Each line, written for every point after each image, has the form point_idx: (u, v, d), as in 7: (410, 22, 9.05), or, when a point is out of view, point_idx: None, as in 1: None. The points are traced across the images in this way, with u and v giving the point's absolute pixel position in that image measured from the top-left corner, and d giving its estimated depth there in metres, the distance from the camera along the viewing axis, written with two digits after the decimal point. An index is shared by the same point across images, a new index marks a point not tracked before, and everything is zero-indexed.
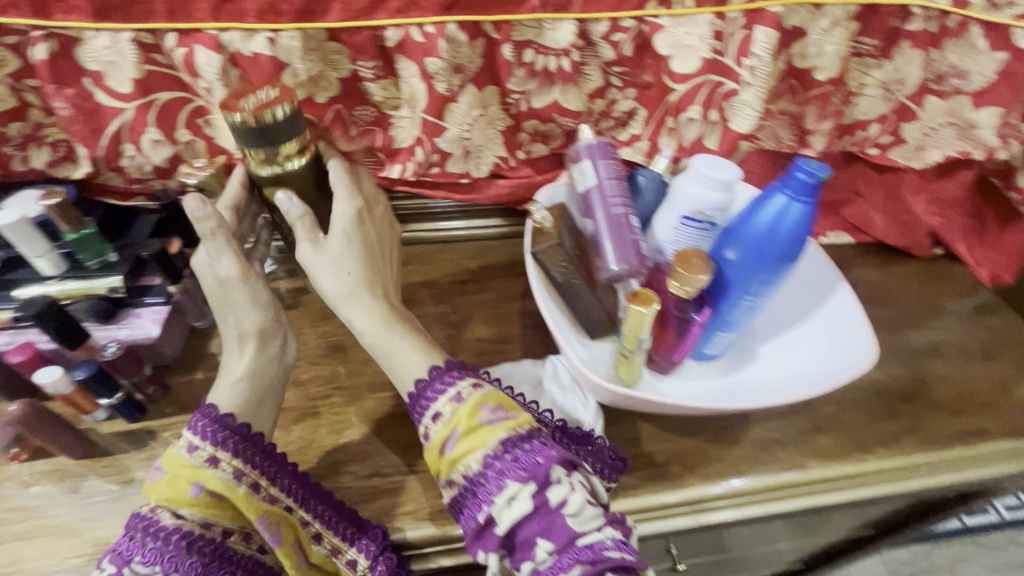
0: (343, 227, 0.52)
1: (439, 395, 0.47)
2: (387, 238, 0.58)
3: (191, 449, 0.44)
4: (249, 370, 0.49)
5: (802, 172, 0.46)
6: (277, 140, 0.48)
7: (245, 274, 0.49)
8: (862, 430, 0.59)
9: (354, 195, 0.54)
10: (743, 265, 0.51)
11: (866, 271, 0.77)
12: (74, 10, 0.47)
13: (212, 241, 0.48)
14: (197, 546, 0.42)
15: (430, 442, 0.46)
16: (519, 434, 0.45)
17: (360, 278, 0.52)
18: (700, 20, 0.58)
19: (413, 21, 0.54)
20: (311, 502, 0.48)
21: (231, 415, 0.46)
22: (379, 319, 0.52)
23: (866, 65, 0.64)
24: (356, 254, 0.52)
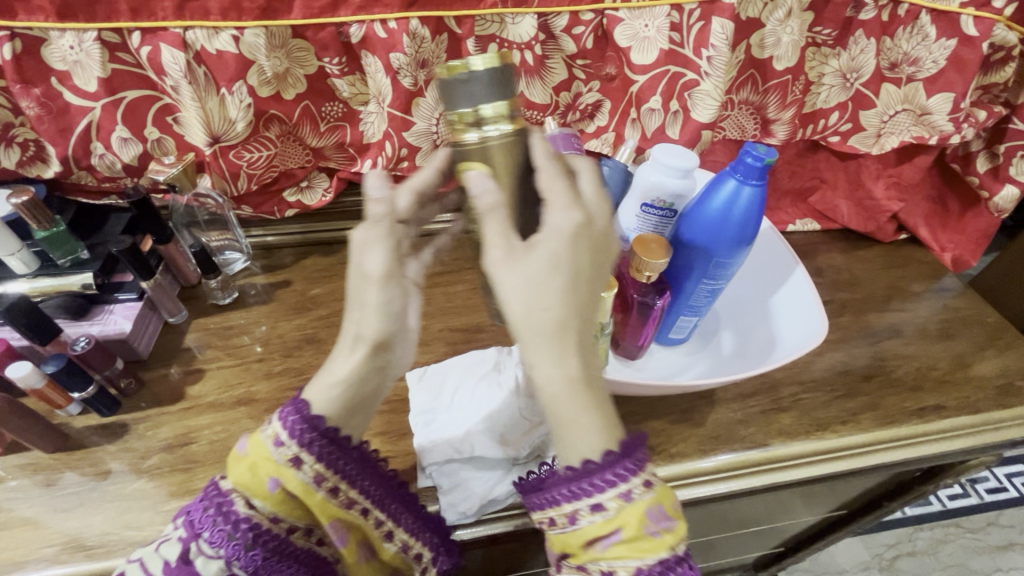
0: (553, 244, 0.38)
1: (608, 484, 0.37)
2: (604, 261, 0.41)
3: (277, 444, 0.39)
4: (352, 377, 0.43)
5: (749, 156, 0.48)
6: (476, 100, 0.38)
7: (387, 274, 0.43)
8: (823, 409, 0.61)
9: (573, 202, 0.39)
10: (698, 249, 0.53)
11: (832, 256, 0.79)
12: (38, 10, 0.48)
13: (370, 227, 0.43)
14: (261, 541, 0.39)
15: (580, 527, 0.38)
16: (678, 558, 0.37)
17: (556, 315, 0.37)
18: (658, 12, 0.59)
19: (376, 17, 0.55)
20: (387, 503, 0.46)
21: (322, 418, 0.41)
22: (562, 371, 0.38)
23: (823, 54, 0.66)
24: (559, 277, 0.37)
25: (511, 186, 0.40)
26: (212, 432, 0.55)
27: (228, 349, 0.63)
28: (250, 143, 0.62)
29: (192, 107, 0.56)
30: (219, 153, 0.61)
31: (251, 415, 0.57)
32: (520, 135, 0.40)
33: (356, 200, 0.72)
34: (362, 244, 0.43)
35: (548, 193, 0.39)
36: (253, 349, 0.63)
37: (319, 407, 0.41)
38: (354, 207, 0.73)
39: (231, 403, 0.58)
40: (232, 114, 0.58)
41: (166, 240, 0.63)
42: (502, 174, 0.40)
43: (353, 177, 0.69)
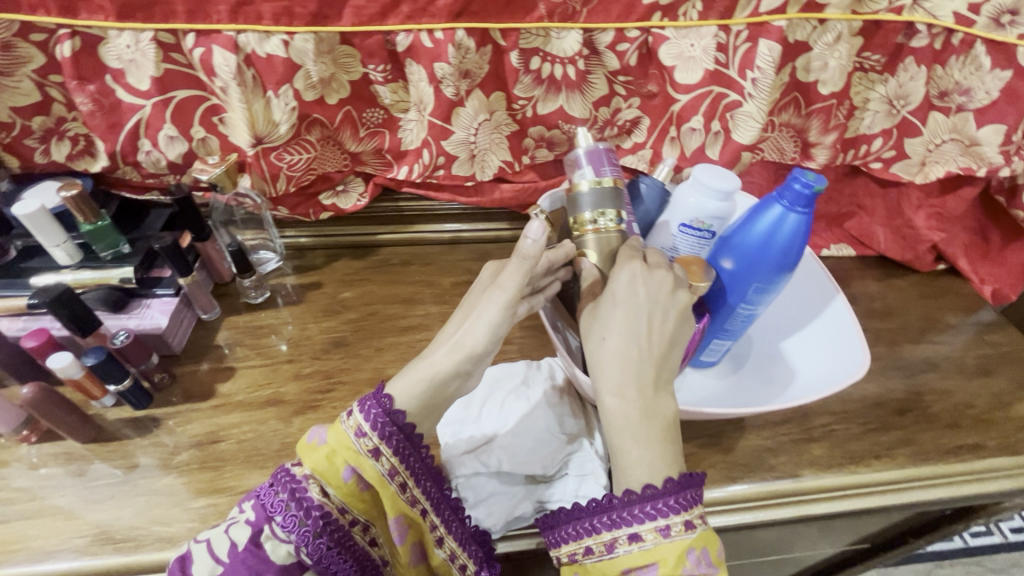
0: (622, 291, 0.48)
1: (648, 518, 0.42)
2: (673, 307, 0.48)
3: (358, 434, 0.43)
4: (434, 379, 0.46)
5: (798, 184, 0.47)
6: (605, 206, 0.52)
7: (511, 301, 0.47)
8: (856, 441, 0.60)
9: (632, 258, 0.49)
10: (739, 275, 0.52)
11: (866, 283, 0.77)
12: (99, 9, 0.50)
13: (517, 260, 0.47)
14: (329, 529, 0.42)
15: (619, 561, 0.42)
16: None
17: (613, 345, 0.47)
18: (704, 32, 0.59)
19: (423, 27, 0.56)
20: (442, 508, 0.48)
21: (402, 413, 0.45)
22: (620, 396, 0.46)
23: (870, 80, 0.65)
24: (622, 319, 0.48)
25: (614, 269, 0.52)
26: (241, 432, 0.56)
27: (259, 348, 0.63)
28: (291, 146, 0.62)
29: (239, 108, 0.57)
30: (260, 155, 0.61)
31: (279, 416, 0.57)
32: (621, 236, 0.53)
33: (388, 205, 0.72)
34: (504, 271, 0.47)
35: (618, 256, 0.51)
36: (283, 349, 0.63)
37: (403, 402, 0.45)
38: (387, 212, 0.73)
39: (260, 403, 0.58)
40: (276, 116, 0.59)
41: (205, 238, 0.64)
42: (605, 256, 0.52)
43: (388, 183, 0.69)
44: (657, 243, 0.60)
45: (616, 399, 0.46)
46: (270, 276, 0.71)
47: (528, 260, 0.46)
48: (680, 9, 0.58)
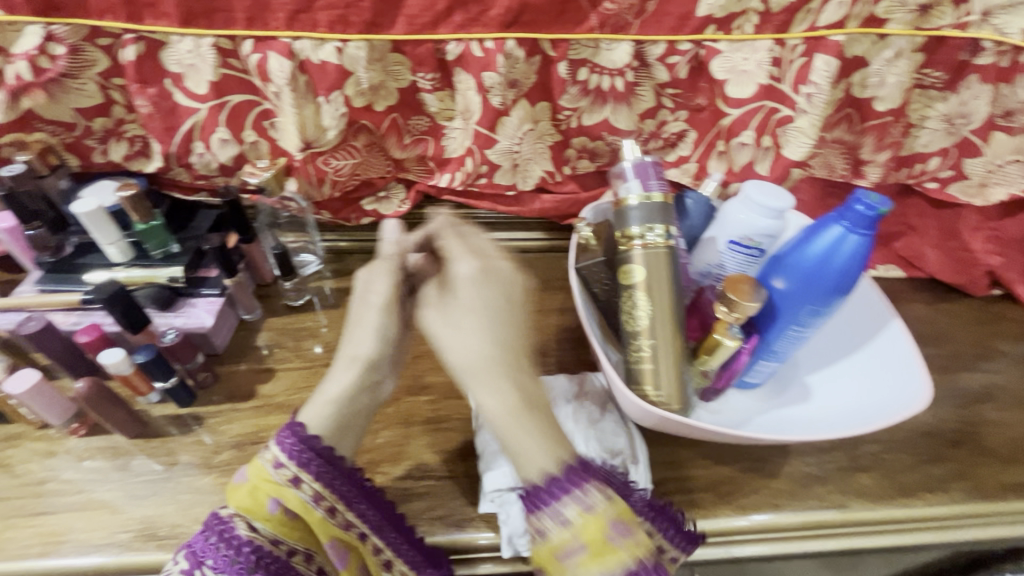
0: (464, 288, 0.48)
1: (567, 497, 0.42)
2: (507, 300, 0.49)
3: (276, 466, 0.45)
4: (342, 394, 0.49)
5: (861, 205, 0.45)
6: (653, 221, 0.51)
7: (389, 303, 0.51)
8: (907, 473, 0.57)
9: (470, 254, 0.50)
10: (792, 296, 0.50)
11: (917, 307, 0.74)
12: (164, 16, 0.51)
13: (381, 262, 0.53)
14: (262, 562, 0.44)
15: (546, 543, 0.42)
16: (645, 564, 0.41)
17: (490, 350, 0.47)
18: (759, 46, 0.58)
19: (474, 36, 0.56)
20: (386, 530, 0.48)
21: (302, 426, 0.47)
22: (496, 391, 0.46)
23: (929, 97, 0.63)
24: (478, 315, 0.47)
25: (661, 286, 0.51)
26: None
27: (297, 351, 0.64)
28: (339, 150, 0.63)
29: (290, 113, 0.58)
30: (309, 159, 0.62)
31: None
32: (670, 251, 0.51)
33: (428, 213, 0.73)
34: (367, 274, 0.52)
35: (453, 252, 0.51)
36: (321, 353, 0.63)
37: (314, 426, 0.47)
38: (425, 219, 0.73)
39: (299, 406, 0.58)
40: (325, 122, 0.59)
41: (251, 240, 0.65)
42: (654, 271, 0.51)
43: (429, 190, 0.69)
44: (702, 258, 0.59)
45: (492, 396, 0.46)
46: (308, 279, 0.71)
47: (392, 259, 0.53)
48: (735, 22, 0.56)
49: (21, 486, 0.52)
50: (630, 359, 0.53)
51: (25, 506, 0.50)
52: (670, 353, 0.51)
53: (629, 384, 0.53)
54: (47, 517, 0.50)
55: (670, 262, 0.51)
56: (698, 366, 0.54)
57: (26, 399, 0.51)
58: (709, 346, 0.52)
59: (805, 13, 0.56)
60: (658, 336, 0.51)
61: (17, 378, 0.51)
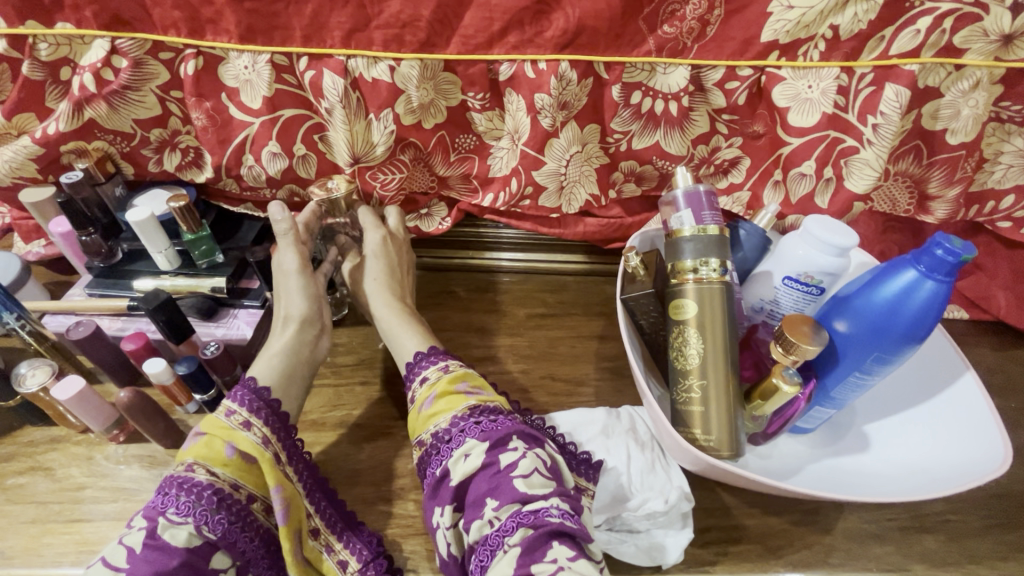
0: (370, 247, 0.62)
1: (429, 365, 0.54)
2: (389, 252, 0.63)
3: (229, 414, 0.48)
4: (285, 347, 0.55)
5: (940, 249, 0.42)
6: (707, 255, 0.48)
7: (302, 266, 0.58)
8: (977, 537, 0.53)
9: (379, 225, 0.63)
10: (857, 341, 0.47)
11: (983, 352, 0.69)
12: (224, 32, 0.52)
13: (282, 239, 0.58)
14: (225, 504, 0.44)
15: (414, 402, 0.53)
16: (488, 407, 0.50)
17: (382, 281, 0.62)
18: (825, 74, 0.55)
19: (527, 58, 0.55)
20: (315, 494, 0.51)
21: (267, 390, 0.51)
22: (387, 306, 0.60)
23: (1006, 132, 0.58)
24: (381, 264, 0.62)
25: (715, 325, 0.48)
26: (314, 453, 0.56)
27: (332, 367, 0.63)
28: (386, 165, 0.63)
29: (341, 129, 0.58)
30: (357, 172, 0.63)
31: (349, 439, 0.59)
32: (725, 287, 0.48)
33: (470, 230, 0.72)
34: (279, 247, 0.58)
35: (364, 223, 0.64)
36: (356, 370, 0.65)
37: (263, 379, 0.52)
38: (469, 236, 0.72)
39: (333, 424, 0.60)
40: (375, 138, 0.60)
41: None
42: (708, 309, 0.48)
43: (471, 209, 0.68)
44: (756, 292, 0.56)
45: (384, 308, 0.60)
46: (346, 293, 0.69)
47: (287, 233, 0.57)
48: (801, 48, 0.54)
49: (60, 490, 0.52)
50: (678, 399, 0.51)
51: (61, 512, 0.51)
52: (722, 396, 0.49)
53: (677, 426, 0.51)
54: (82, 525, 0.50)
55: (726, 300, 0.48)
56: (750, 410, 0.51)
57: (70, 406, 0.51)
58: (764, 390, 0.49)
59: (877, 41, 0.53)
60: (709, 376, 0.49)
61: (63, 385, 0.52)
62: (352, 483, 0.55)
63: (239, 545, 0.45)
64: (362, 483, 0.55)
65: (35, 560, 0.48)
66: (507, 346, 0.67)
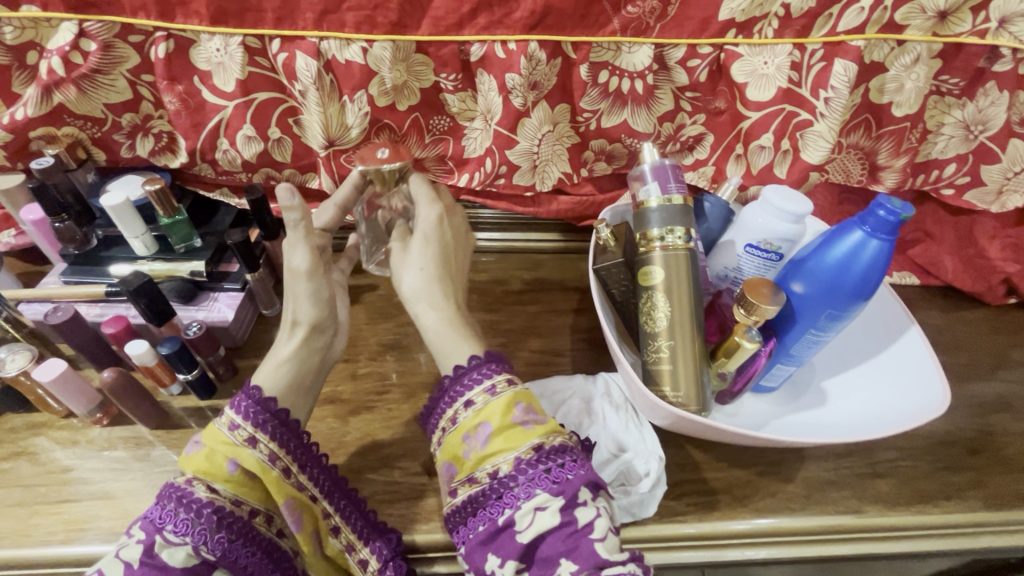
0: (425, 227, 0.56)
1: (474, 384, 0.48)
2: (440, 239, 0.57)
3: (232, 428, 0.46)
4: (294, 356, 0.50)
5: (882, 210, 0.46)
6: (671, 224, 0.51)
7: (312, 269, 0.50)
8: (925, 480, 0.57)
9: (434, 202, 0.58)
10: (812, 300, 0.51)
11: (931, 314, 0.73)
12: (194, 14, 0.52)
13: (292, 231, 0.49)
14: (226, 523, 0.44)
15: (458, 429, 0.47)
16: (554, 446, 0.45)
17: (432, 273, 0.55)
18: (779, 50, 0.58)
19: (497, 38, 0.56)
20: (334, 496, 0.49)
21: (273, 400, 0.48)
22: (437, 308, 0.54)
23: (947, 104, 0.62)
24: (433, 250, 0.56)
25: (682, 289, 0.51)
26: None
27: None
28: (361, 149, 0.64)
29: (316, 111, 0.59)
30: (331, 156, 0.63)
31: (334, 415, 0.60)
32: (689, 253, 0.51)
33: None
34: (287, 244, 0.49)
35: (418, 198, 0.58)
36: None
37: (270, 390, 0.48)
38: None
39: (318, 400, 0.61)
40: (349, 120, 0.61)
41: (274, 236, 0.66)
42: (675, 275, 0.51)
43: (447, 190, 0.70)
44: (720, 261, 0.59)
45: (433, 311, 0.54)
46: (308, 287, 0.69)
47: (298, 226, 0.49)
48: (757, 26, 0.57)
49: (45, 473, 0.53)
50: (648, 360, 0.53)
51: (48, 493, 0.51)
52: (689, 355, 0.52)
53: (647, 384, 0.54)
54: (70, 505, 0.51)
55: (691, 265, 0.51)
56: (716, 369, 0.55)
57: (52, 388, 0.52)
58: (727, 349, 0.52)
59: (826, 18, 0.56)
60: (677, 338, 0.51)
61: (44, 367, 0.52)
62: (337, 456, 0.57)
63: (241, 561, 0.44)
64: (348, 456, 0.57)
65: (23, 540, 0.48)
66: (485, 322, 0.69)
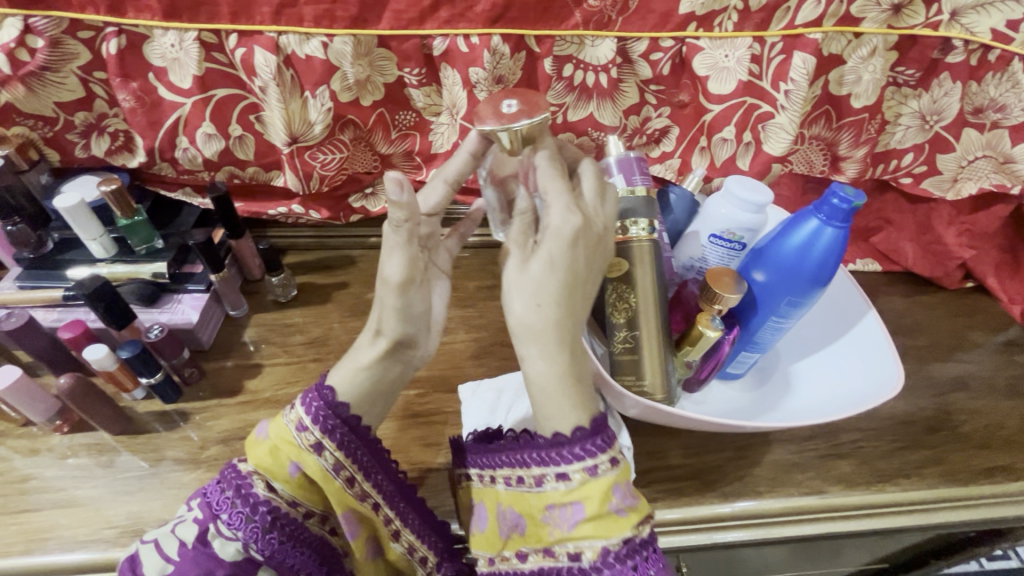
0: (550, 247, 0.40)
1: (574, 458, 0.40)
2: (568, 268, 0.40)
3: (299, 429, 0.44)
4: (372, 366, 0.46)
5: (837, 197, 0.47)
6: (632, 216, 0.52)
7: (404, 279, 0.44)
8: (885, 459, 0.59)
9: (572, 211, 0.40)
10: (773, 287, 0.52)
11: (893, 299, 0.75)
12: (146, 9, 0.51)
13: (392, 230, 0.42)
14: (279, 524, 0.44)
15: (546, 495, 0.41)
16: (644, 537, 0.39)
17: (550, 312, 0.40)
18: (739, 43, 0.59)
19: (459, 32, 0.56)
20: (397, 501, 0.48)
21: (345, 405, 0.45)
22: (548, 360, 0.41)
23: (903, 95, 0.63)
24: (556, 281, 0.40)
25: (646, 279, 0.52)
26: None
27: (285, 346, 0.64)
28: (325, 145, 0.62)
29: (277, 108, 0.58)
30: (295, 153, 0.62)
31: None
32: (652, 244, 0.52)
33: None
34: (383, 249, 0.43)
35: (550, 199, 0.41)
36: (307, 348, 0.64)
37: (342, 393, 0.46)
38: None
39: (286, 401, 0.59)
40: (312, 116, 0.59)
41: (239, 235, 0.65)
42: (639, 264, 0.51)
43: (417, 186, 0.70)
44: (686, 251, 0.60)
45: (543, 362, 0.41)
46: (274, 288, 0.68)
47: (399, 224, 0.41)
48: (716, 19, 0.57)
49: (5, 483, 0.52)
50: (614, 350, 0.54)
51: (8, 504, 0.51)
52: (653, 344, 0.52)
53: (614, 375, 0.54)
54: (30, 515, 0.50)
55: (654, 255, 0.52)
56: (682, 357, 0.55)
57: (8, 396, 0.52)
58: (692, 337, 0.53)
59: (784, 12, 0.57)
60: (641, 327, 0.52)
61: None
62: None
63: (288, 561, 0.44)
64: None
65: None
66: (458, 318, 0.69)
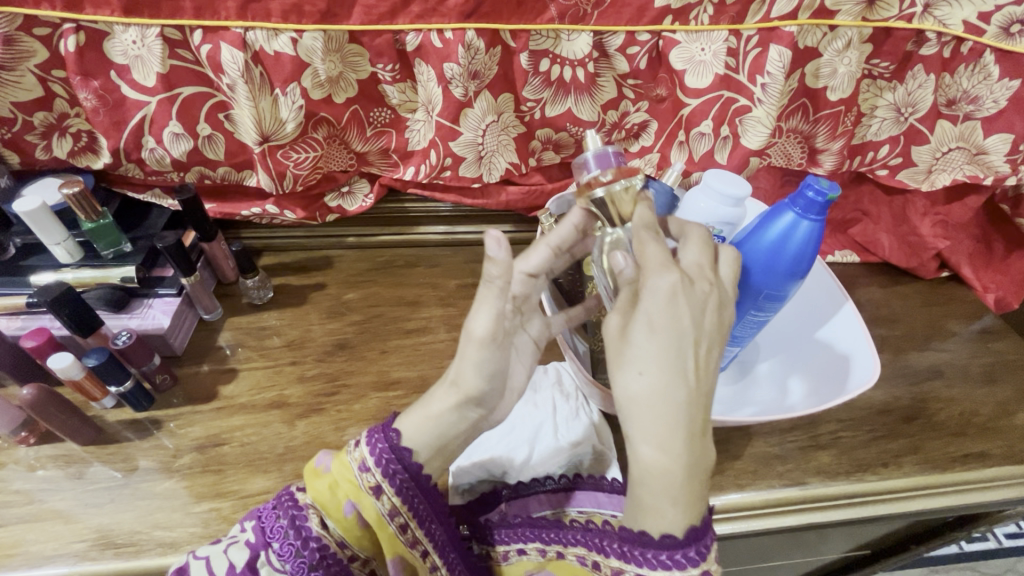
0: (651, 309, 0.36)
1: (663, 565, 0.36)
2: (673, 333, 0.36)
3: (361, 469, 0.41)
4: (444, 423, 0.43)
5: (811, 190, 0.47)
6: None
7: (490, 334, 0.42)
8: (864, 449, 0.59)
9: (670, 266, 0.36)
10: (750, 280, 0.51)
11: (871, 290, 0.76)
12: (105, 4, 0.49)
13: (484, 285, 0.41)
14: (325, 561, 0.40)
15: None
16: None
17: (659, 389, 0.35)
18: (715, 37, 0.58)
19: (432, 27, 0.55)
20: (448, 551, 0.45)
21: (410, 451, 0.41)
22: (659, 448, 0.35)
23: (878, 87, 0.64)
24: (661, 351, 0.35)
25: None
26: (243, 434, 0.55)
27: (261, 350, 0.63)
28: (298, 144, 0.61)
29: (246, 106, 0.56)
30: (267, 152, 0.60)
31: (284, 418, 0.57)
32: None
33: (395, 207, 0.71)
34: (473, 302, 0.42)
35: (644, 257, 0.37)
36: (285, 351, 0.63)
37: (411, 440, 0.42)
38: (392, 212, 0.72)
39: (261, 406, 0.58)
40: (284, 114, 0.58)
41: (211, 236, 0.63)
42: None
43: (393, 184, 0.68)
44: None
45: (653, 450, 0.35)
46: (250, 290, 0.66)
47: (494, 280, 0.40)
48: (692, 12, 0.57)
49: None
50: None
51: None
52: None
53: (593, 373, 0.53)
54: None
55: None
56: None
57: None
58: None
59: (759, 4, 0.56)
60: None
61: None
62: (284, 462, 0.54)
63: None
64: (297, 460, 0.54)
65: None
66: (439, 317, 0.67)
